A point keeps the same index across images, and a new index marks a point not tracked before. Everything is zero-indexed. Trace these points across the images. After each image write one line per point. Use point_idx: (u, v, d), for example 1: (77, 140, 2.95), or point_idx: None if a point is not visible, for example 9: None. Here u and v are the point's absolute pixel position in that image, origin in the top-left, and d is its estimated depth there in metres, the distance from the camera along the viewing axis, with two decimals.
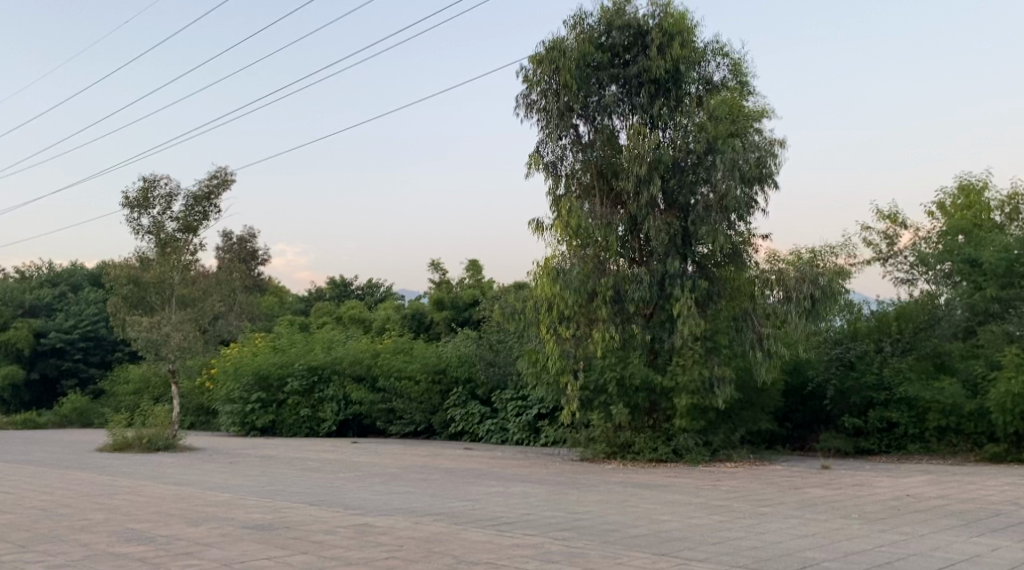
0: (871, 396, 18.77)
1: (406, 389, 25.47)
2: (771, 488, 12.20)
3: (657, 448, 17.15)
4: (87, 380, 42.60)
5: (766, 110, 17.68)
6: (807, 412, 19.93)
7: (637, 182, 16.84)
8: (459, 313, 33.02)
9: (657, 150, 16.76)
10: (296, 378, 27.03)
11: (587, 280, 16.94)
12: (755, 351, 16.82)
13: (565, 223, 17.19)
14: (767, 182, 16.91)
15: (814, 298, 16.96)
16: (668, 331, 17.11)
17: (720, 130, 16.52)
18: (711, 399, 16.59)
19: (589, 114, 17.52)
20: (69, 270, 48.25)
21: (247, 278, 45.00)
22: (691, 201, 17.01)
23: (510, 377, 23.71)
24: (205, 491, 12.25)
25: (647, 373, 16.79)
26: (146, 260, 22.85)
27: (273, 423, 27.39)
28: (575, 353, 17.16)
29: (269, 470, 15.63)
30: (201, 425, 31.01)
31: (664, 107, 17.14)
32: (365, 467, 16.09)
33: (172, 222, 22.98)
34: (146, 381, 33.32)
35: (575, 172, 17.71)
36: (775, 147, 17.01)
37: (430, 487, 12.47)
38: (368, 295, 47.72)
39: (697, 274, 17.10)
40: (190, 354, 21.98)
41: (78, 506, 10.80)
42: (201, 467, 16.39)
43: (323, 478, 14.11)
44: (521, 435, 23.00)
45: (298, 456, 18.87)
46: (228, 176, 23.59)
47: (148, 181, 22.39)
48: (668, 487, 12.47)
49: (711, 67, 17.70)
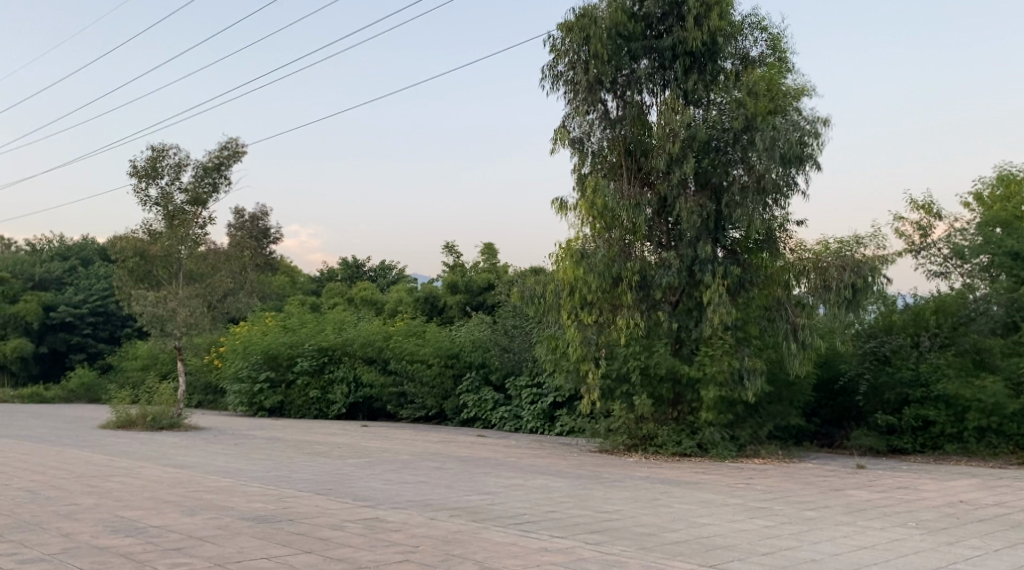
0: (907, 393, 17.88)
1: (418, 373, 24.73)
2: (811, 489, 11.38)
3: (681, 442, 16.29)
4: (96, 355, 42.08)
5: (806, 88, 16.82)
6: (836, 409, 19.17)
7: (669, 161, 15.99)
8: (472, 297, 32.23)
9: (691, 127, 15.91)
10: (305, 358, 26.34)
11: (612, 265, 16.08)
12: (789, 343, 15.98)
13: (590, 204, 16.35)
14: (808, 163, 16.04)
15: (856, 288, 16.02)
16: (695, 319, 16.29)
17: (760, 107, 15.64)
18: (741, 391, 15.75)
19: (619, 88, 16.66)
20: (80, 245, 47.68)
21: (259, 257, 44.32)
22: (726, 183, 16.15)
23: (526, 364, 22.89)
24: (206, 475, 11.52)
25: (673, 362, 15.93)
26: (154, 233, 22.16)
27: (282, 404, 26.75)
28: (598, 340, 16.22)
29: (274, 454, 14.91)
30: (209, 404, 30.41)
31: (699, 82, 16.34)
32: (375, 453, 15.33)
33: (181, 194, 22.25)
34: (154, 358, 32.73)
35: (603, 149, 16.87)
36: (819, 126, 16.09)
37: (444, 477, 11.72)
38: (380, 277, 46.99)
39: (730, 260, 16.24)
40: (197, 331, 21.30)
41: (68, 488, 10.07)
42: (205, 448, 15.70)
43: (331, 464, 13.38)
44: (535, 423, 22.24)
45: (306, 440, 18.17)
46: (239, 147, 22.84)
47: (156, 151, 21.68)
48: (699, 485, 11.66)
49: (748, 42, 16.89)
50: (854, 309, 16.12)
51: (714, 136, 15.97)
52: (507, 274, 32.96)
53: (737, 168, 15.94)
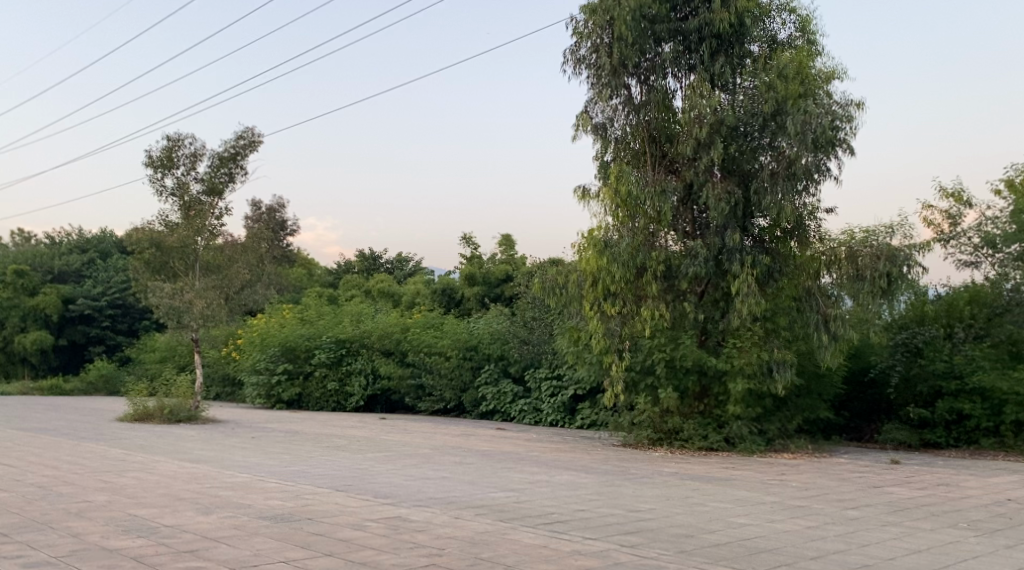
0: (940, 386, 17.37)
1: (436, 365, 24.39)
2: (848, 486, 10.93)
3: (707, 436, 15.85)
4: (114, 347, 42.05)
5: (836, 72, 16.37)
6: (866, 402, 18.90)
7: (696, 146, 15.54)
8: (490, 289, 31.84)
9: (719, 111, 15.43)
10: (324, 350, 26.05)
11: (636, 255, 15.65)
12: (820, 333, 15.50)
13: (613, 191, 15.90)
14: (839, 148, 15.55)
15: (891, 277, 15.53)
16: (722, 310, 15.84)
17: (790, 89, 15.16)
18: (769, 384, 15.33)
19: (643, 72, 16.20)
20: (99, 237, 47.62)
21: (276, 249, 44.11)
22: (754, 169, 15.69)
23: (545, 356, 22.49)
24: (222, 471, 11.20)
25: (700, 355, 15.46)
26: (171, 225, 21.90)
27: (300, 396, 26.49)
28: (621, 332, 15.83)
29: (292, 448, 14.60)
30: (227, 396, 30.22)
31: (726, 65, 15.90)
32: (395, 447, 14.99)
33: (197, 185, 21.97)
34: (172, 350, 32.59)
35: (626, 134, 16.42)
36: (852, 108, 15.59)
37: (467, 473, 11.35)
38: (397, 269, 46.69)
39: (758, 248, 15.76)
40: (213, 322, 21.05)
41: (81, 484, 9.78)
42: (223, 442, 15.42)
43: (350, 458, 13.05)
44: (556, 416, 21.84)
45: (324, 433, 17.86)
46: (256, 137, 22.52)
47: (171, 140, 21.40)
48: (731, 481, 11.23)
49: (776, 24, 16.44)
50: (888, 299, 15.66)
51: (742, 119, 15.49)
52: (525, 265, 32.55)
53: (767, 154, 15.47)
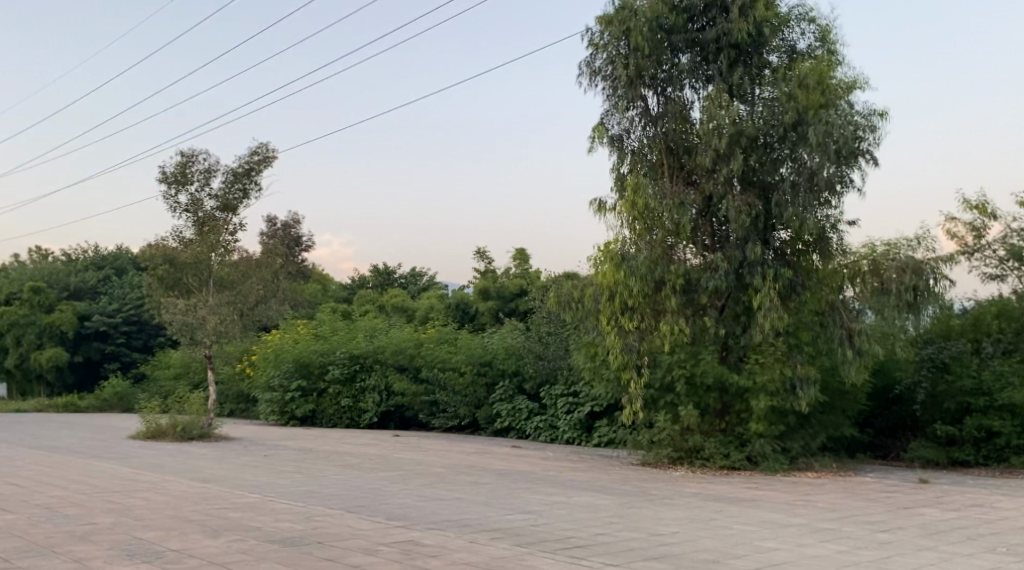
0: (968, 403, 16.93)
1: (450, 382, 24.14)
2: (878, 507, 10.55)
3: (728, 455, 15.46)
4: (130, 364, 42.02)
5: (857, 81, 16.06)
6: (890, 419, 18.45)
7: (715, 157, 15.24)
8: (505, 304, 31.61)
9: (739, 122, 15.14)
10: (336, 366, 25.85)
11: (655, 268, 15.37)
12: (844, 348, 15.12)
13: (631, 203, 15.62)
14: (862, 158, 15.21)
15: (918, 291, 15.16)
16: (743, 325, 15.49)
17: (811, 99, 14.84)
18: (793, 401, 14.95)
19: (661, 84, 15.94)
20: (115, 254, 47.70)
21: (290, 265, 44.04)
22: (775, 180, 15.38)
23: (561, 372, 22.17)
24: (232, 491, 10.94)
25: (721, 370, 15.16)
26: (185, 241, 21.77)
27: (314, 413, 26.25)
28: (640, 347, 15.46)
29: (304, 466, 14.33)
30: (241, 413, 30.03)
31: (744, 75, 15.62)
32: (409, 465, 14.70)
33: (211, 201, 21.85)
34: (187, 366, 32.46)
35: (644, 147, 16.15)
36: (875, 118, 15.26)
37: (483, 493, 11.03)
38: (412, 284, 46.52)
39: (779, 262, 15.42)
40: (227, 339, 20.85)
41: (87, 505, 9.54)
42: (234, 460, 15.17)
43: (363, 477, 12.76)
44: (572, 434, 21.47)
45: (338, 450, 17.59)
46: (270, 153, 22.40)
47: (185, 156, 21.31)
48: (755, 502, 10.87)
49: (795, 34, 16.10)
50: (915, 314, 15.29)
51: (762, 130, 15.20)
52: (540, 280, 32.29)
53: (788, 165, 15.17)
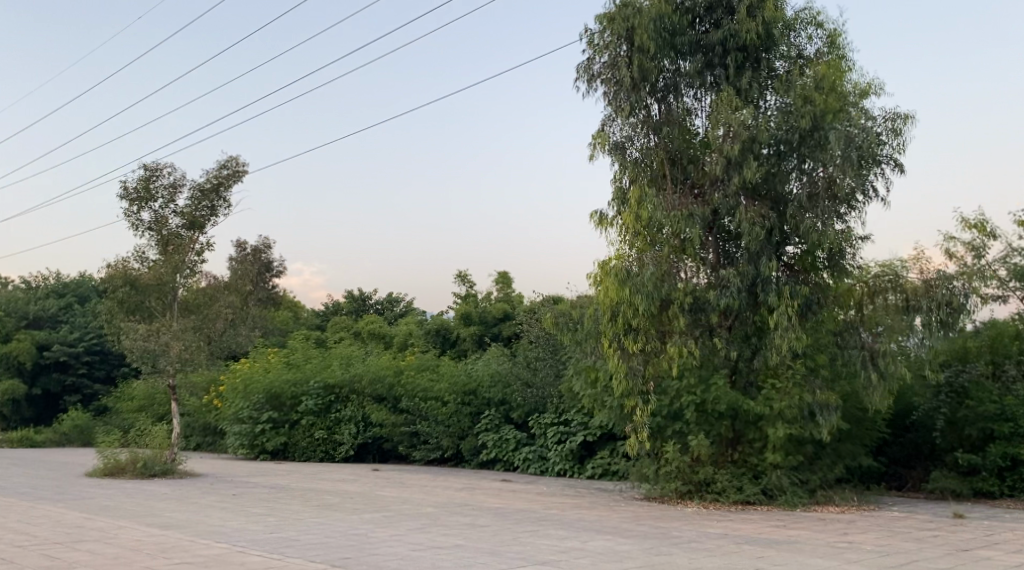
0: (991, 429, 15.90)
1: (432, 411, 22.73)
2: (934, 550, 9.33)
3: (743, 488, 14.23)
4: (91, 396, 40.00)
5: (871, 87, 15.04)
6: (905, 447, 17.35)
7: (725, 165, 14.06)
8: (488, 329, 30.32)
9: (751, 126, 13.98)
10: (310, 397, 24.30)
11: (661, 285, 14.13)
12: (866, 371, 13.97)
13: (633, 216, 14.46)
14: (882, 168, 14.15)
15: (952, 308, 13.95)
16: (755, 347, 14.31)
17: (828, 103, 13.79)
18: (812, 429, 13.79)
19: (662, 91, 14.82)
20: (78, 281, 45.36)
21: (261, 293, 42.39)
22: (788, 192, 14.29)
23: (551, 400, 20.82)
24: (194, 540, 9.47)
25: (735, 397, 13.93)
26: (147, 260, 20.24)
27: (285, 446, 24.60)
28: (645, 371, 14.23)
29: (277, 507, 12.87)
30: (208, 447, 28.26)
31: (754, 80, 14.44)
32: (394, 505, 13.29)
33: (176, 217, 20.30)
34: (151, 398, 30.71)
35: (644, 156, 14.86)
36: (897, 122, 14.15)
37: (485, 539, 9.70)
38: (388, 310, 45.08)
39: (793, 278, 14.30)
40: (191, 367, 19.30)
41: (20, 562, 8.05)
42: (199, 501, 13.64)
43: (345, 520, 11.36)
44: (564, 465, 20.08)
45: (312, 488, 16.08)
46: (240, 167, 21.01)
47: (149, 170, 19.88)
48: (794, 545, 9.60)
49: (802, 38, 14.94)
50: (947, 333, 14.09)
51: (777, 137, 14.01)
52: (523, 304, 31.10)
53: (801, 172, 14.11)
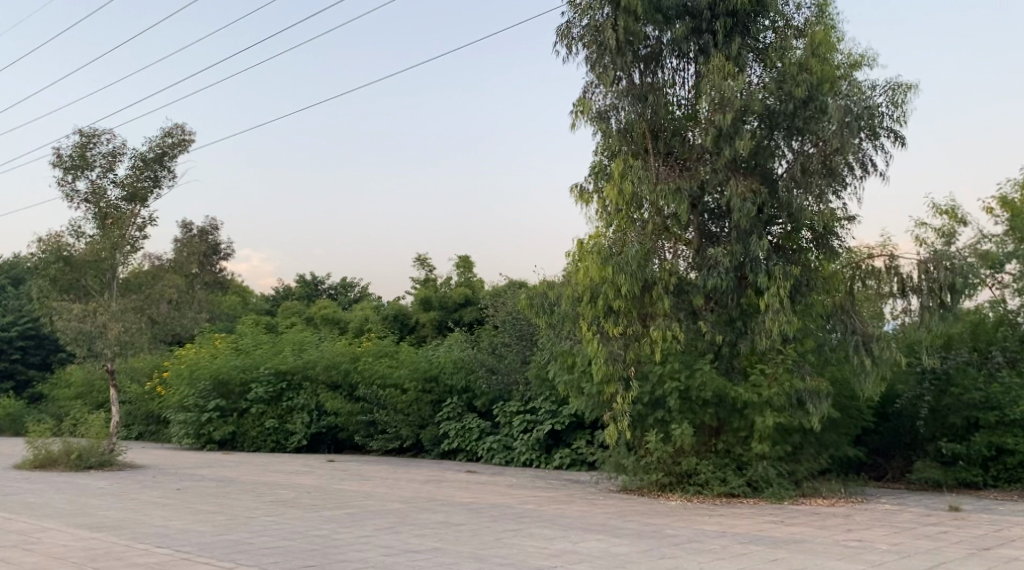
0: (975, 417, 15.34)
1: (391, 400, 21.59)
2: (956, 551, 8.53)
3: (727, 480, 13.44)
4: (25, 383, 37.99)
5: (865, 56, 14.19)
6: (886, 435, 16.77)
7: (715, 137, 13.14)
8: (448, 315, 29.29)
9: (745, 95, 13.10)
10: (260, 384, 23.01)
11: (646, 264, 13.22)
12: (859, 356, 13.21)
13: (617, 190, 13.53)
14: (877, 144, 13.38)
15: (955, 290, 13.13)
16: (743, 331, 13.50)
17: (824, 72, 13.02)
18: (801, 417, 13.03)
19: (645, 59, 13.87)
20: (13, 261, 42.85)
21: (208, 276, 40.75)
22: (779, 166, 13.48)
23: (517, 388, 19.84)
24: (132, 545, 8.27)
25: (721, 383, 13.10)
26: (83, 235, 18.76)
27: (233, 435, 23.31)
28: (625, 355, 13.32)
29: (226, 504, 11.68)
30: (150, 436, 26.77)
31: (744, 47, 13.53)
32: (356, 500, 12.19)
33: (115, 188, 18.84)
34: (90, 385, 29.04)
35: (628, 127, 13.90)
36: (900, 92, 13.33)
37: (465, 541, 8.68)
38: (342, 294, 43.78)
39: (783, 258, 13.46)
40: (132, 351, 17.96)
41: None
42: (138, 497, 12.38)
43: (304, 519, 10.24)
44: (530, 456, 19.17)
45: (264, 481, 14.91)
46: (186, 136, 19.58)
47: (86, 136, 18.42)
48: (805, 545, 8.74)
49: (792, 7, 13.92)
50: (950, 315, 13.32)
51: (770, 108, 13.19)
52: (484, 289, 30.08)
53: (793, 144, 13.34)
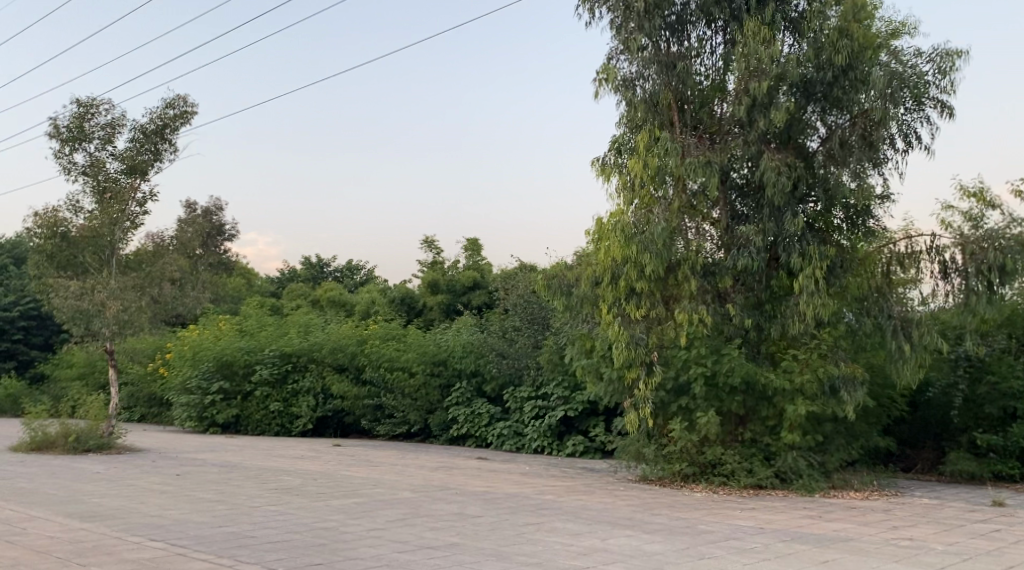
0: (1012, 407, 14.61)
1: (399, 383, 20.91)
2: (1019, 552, 7.83)
3: (753, 471, 12.75)
4: (27, 364, 37.43)
5: (905, 25, 13.41)
6: (915, 425, 16.04)
7: (748, 107, 12.39)
8: (456, 299, 28.66)
9: (779, 63, 12.37)
10: (264, 366, 22.38)
11: (672, 243, 12.51)
12: (896, 341, 12.49)
13: (641, 162, 12.78)
14: (918, 116, 12.63)
15: (1000, 273, 12.38)
16: (772, 315, 12.80)
17: (866, 38, 12.24)
18: (835, 406, 12.30)
19: (674, 25, 13.07)
20: (15, 240, 42.25)
21: (213, 257, 40.10)
22: (814, 140, 12.76)
23: (528, 372, 19.13)
24: (123, 538, 7.60)
25: (751, 369, 12.38)
26: (81, 209, 18.08)
27: (237, 419, 22.67)
28: (648, 339, 12.59)
29: (228, 492, 11.01)
30: (153, 418, 26.17)
31: (778, 13, 12.75)
32: (364, 489, 11.52)
33: (114, 162, 18.14)
34: (92, 365, 28.44)
35: (653, 98, 13.15)
36: (946, 60, 12.56)
37: (484, 536, 7.99)
38: (348, 277, 43.15)
39: (816, 236, 12.73)
40: (131, 330, 17.34)
41: None
42: (134, 483, 11.72)
43: (310, 510, 9.57)
44: (542, 442, 18.49)
45: (268, 466, 14.25)
46: (189, 109, 18.85)
47: (84, 106, 17.75)
48: (853, 544, 8.04)
49: None
50: (995, 299, 12.54)
51: (807, 77, 12.44)
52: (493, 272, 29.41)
53: (828, 117, 12.64)
